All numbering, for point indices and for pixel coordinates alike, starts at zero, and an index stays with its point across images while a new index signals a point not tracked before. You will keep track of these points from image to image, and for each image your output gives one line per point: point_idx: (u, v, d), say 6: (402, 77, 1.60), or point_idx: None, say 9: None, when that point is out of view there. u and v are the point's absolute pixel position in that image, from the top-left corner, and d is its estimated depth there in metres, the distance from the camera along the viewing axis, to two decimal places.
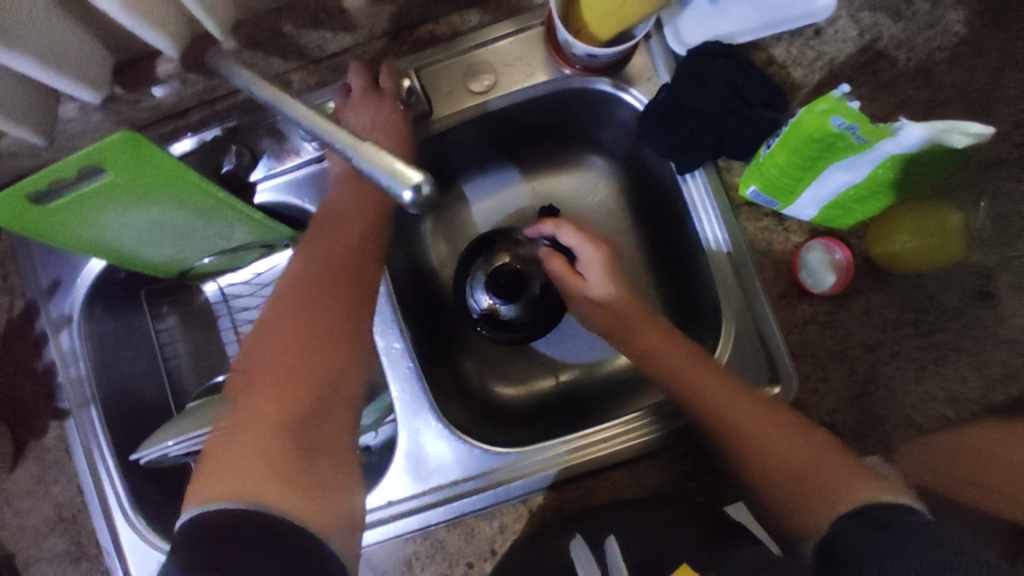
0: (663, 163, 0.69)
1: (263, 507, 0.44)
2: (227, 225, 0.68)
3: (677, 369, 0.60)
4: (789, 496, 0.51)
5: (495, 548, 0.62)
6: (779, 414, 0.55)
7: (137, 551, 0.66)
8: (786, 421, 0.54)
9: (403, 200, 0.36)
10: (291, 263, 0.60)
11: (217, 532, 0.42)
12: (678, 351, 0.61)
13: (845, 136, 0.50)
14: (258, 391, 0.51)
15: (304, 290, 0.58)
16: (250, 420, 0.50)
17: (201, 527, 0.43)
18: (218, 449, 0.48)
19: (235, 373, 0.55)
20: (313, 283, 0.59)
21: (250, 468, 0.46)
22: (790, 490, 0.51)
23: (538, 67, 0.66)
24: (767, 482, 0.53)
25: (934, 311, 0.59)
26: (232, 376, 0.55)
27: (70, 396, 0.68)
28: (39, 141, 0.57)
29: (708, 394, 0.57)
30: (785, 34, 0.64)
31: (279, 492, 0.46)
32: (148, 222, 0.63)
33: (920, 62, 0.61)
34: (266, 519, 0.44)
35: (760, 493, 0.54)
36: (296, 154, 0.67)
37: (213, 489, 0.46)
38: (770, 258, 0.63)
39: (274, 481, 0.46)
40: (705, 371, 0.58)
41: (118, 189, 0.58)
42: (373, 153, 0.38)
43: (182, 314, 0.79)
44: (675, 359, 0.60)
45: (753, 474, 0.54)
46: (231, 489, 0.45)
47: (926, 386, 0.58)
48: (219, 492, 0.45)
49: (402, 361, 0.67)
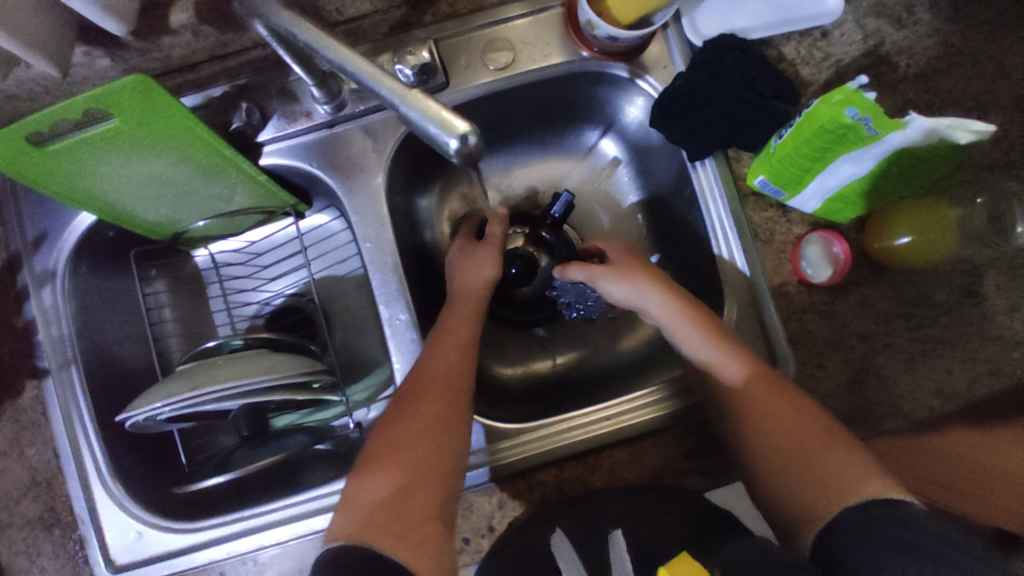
0: (675, 151, 0.70)
1: (380, 549, 0.50)
2: (229, 187, 0.66)
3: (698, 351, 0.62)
4: (799, 489, 0.54)
5: (493, 524, 0.62)
6: (794, 402, 0.58)
7: (114, 519, 0.64)
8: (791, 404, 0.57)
9: (451, 150, 0.37)
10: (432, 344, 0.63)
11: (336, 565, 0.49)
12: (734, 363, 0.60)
13: (856, 127, 0.52)
14: (394, 440, 0.58)
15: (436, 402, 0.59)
16: (385, 465, 0.56)
17: (325, 562, 0.49)
18: (358, 492, 0.55)
19: (383, 415, 0.61)
20: (438, 406, 0.59)
21: (376, 518, 0.53)
22: (806, 488, 0.54)
23: (556, 48, 0.67)
24: (776, 472, 0.56)
25: (922, 306, 0.63)
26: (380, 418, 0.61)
27: (50, 356, 0.65)
28: (53, 70, 0.54)
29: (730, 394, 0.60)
30: (795, 33, 0.66)
31: (394, 541, 0.51)
32: (148, 176, 0.61)
33: (920, 68, 0.65)
34: (380, 559, 0.49)
35: (767, 483, 0.57)
36: (308, 117, 0.66)
37: (348, 529, 0.52)
38: (771, 247, 0.65)
39: (391, 532, 0.52)
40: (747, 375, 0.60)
41: (122, 137, 0.55)
42: (421, 102, 0.38)
43: (171, 278, 0.77)
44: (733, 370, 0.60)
45: (760, 454, 0.57)
46: (359, 532, 0.52)
47: (915, 377, 0.62)
48: (350, 532, 0.52)
49: (406, 333, 0.66)
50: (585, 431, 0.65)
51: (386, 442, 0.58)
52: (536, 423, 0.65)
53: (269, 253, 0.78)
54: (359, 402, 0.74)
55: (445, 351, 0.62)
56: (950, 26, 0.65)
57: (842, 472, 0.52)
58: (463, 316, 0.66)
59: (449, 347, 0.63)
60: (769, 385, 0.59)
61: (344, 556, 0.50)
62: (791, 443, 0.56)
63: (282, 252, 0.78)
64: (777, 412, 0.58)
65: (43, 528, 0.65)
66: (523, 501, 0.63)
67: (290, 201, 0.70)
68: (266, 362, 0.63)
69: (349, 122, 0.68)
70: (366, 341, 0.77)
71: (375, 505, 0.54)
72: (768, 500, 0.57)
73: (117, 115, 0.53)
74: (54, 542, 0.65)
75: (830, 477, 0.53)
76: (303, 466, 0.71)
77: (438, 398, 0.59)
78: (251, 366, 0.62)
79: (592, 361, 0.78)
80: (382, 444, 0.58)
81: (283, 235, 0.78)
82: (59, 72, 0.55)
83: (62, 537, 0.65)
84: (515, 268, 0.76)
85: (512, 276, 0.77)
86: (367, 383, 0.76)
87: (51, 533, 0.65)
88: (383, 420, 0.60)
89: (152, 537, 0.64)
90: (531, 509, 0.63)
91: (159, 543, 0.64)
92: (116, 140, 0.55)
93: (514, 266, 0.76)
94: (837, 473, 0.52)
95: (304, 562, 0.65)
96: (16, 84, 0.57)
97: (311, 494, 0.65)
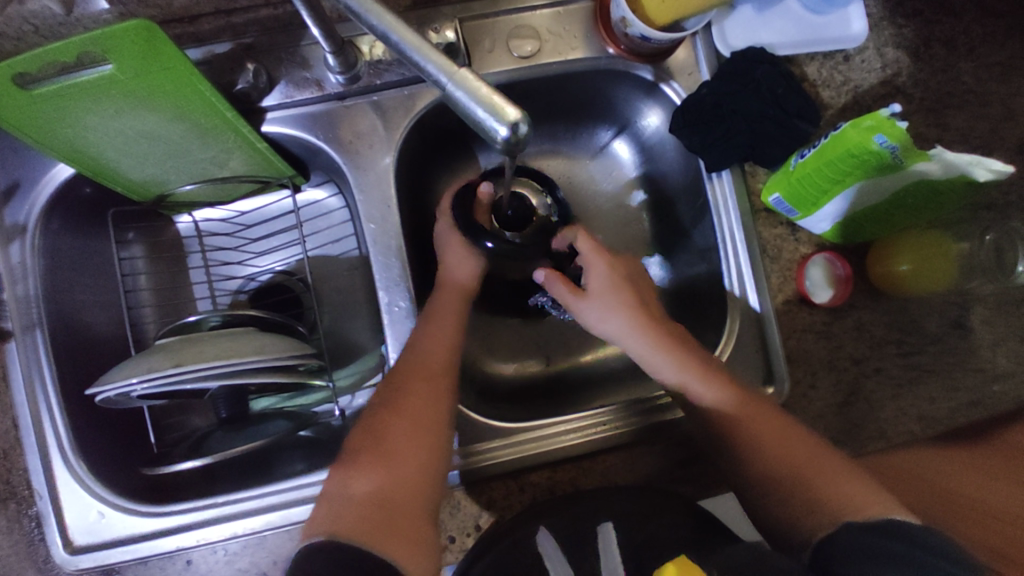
0: (691, 160, 0.70)
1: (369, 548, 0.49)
2: (225, 151, 0.62)
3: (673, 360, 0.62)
4: (782, 493, 0.55)
5: (480, 523, 0.61)
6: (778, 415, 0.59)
7: (73, 497, 0.60)
8: (771, 418, 0.59)
9: (498, 137, 0.34)
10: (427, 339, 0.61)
11: (325, 558, 0.47)
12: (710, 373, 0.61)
13: (882, 155, 0.53)
14: (390, 430, 0.56)
15: (427, 400, 0.58)
16: (376, 457, 0.55)
17: (313, 556, 0.47)
18: (344, 484, 0.53)
19: (371, 407, 0.59)
20: (428, 403, 0.58)
21: (363, 513, 0.51)
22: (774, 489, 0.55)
23: (582, 42, 0.65)
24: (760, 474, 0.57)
25: (914, 335, 0.65)
26: (366, 411, 0.59)
27: (14, 317, 0.60)
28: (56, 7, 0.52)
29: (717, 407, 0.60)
30: (818, 54, 0.66)
31: (388, 539, 0.50)
32: (138, 131, 0.56)
33: (933, 102, 0.66)
34: (371, 562, 0.48)
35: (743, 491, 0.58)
36: (318, 86, 0.63)
37: (334, 526, 0.51)
38: (779, 264, 0.66)
39: (382, 531, 0.50)
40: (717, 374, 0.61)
41: (118, 87, 0.51)
42: (470, 82, 0.35)
43: (149, 243, 0.72)
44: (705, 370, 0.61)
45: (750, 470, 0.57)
46: (346, 526, 0.50)
47: (901, 403, 0.64)
48: (337, 528, 0.50)
49: (404, 321, 0.64)
50: (578, 435, 0.64)
51: (377, 436, 0.56)
52: (532, 423, 0.64)
53: (258, 226, 0.74)
54: (344, 387, 0.72)
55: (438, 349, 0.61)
56: (963, 64, 0.66)
57: (829, 484, 0.53)
58: (454, 299, 0.66)
59: (438, 344, 0.61)
60: (759, 409, 0.59)
61: (331, 551, 0.48)
62: (785, 460, 0.56)
63: (272, 227, 0.74)
64: (772, 422, 0.58)
65: None
66: (515, 502, 0.62)
67: (288, 172, 0.66)
68: (255, 342, 0.59)
69: (360, 97, 0.65)
70: (356, 327, 0.74)
71: (361, 501, 0.52)
72: (760, 504, 0.56)
73: (115, 62, 0.49)
74: (8, 517, 0.61)
75: (811, 482, 0.54)
76: (280, 454, 0.68)
77: (427, 396, 0.58)
78: (237, 344, 0.58)
79: (586, 363, 0.77)
80: (373, 436, 0.56)
81: (275, 209, 0.74)
82: (62, 9, 0.53)
83: (18, 512, 0.61)
84: (512, 211, 0.65)
85: (504, 217, 0.66)
86: (353, 368, 0.73)
87: (5, 507, 0.61)
88: (370, 417, 0.58)
89: (114, 518, 0.60)
90: (520, 508, 0.62)
91: (121, 526, 0.60)
92: (110, 89, 0.51)
93: (511, 209, 0.65)
94: (813, 476, 0.54)
95: (279, 554, 0.61)
96: (2, 20, 0.52)
97: (289, 484, 0.61)
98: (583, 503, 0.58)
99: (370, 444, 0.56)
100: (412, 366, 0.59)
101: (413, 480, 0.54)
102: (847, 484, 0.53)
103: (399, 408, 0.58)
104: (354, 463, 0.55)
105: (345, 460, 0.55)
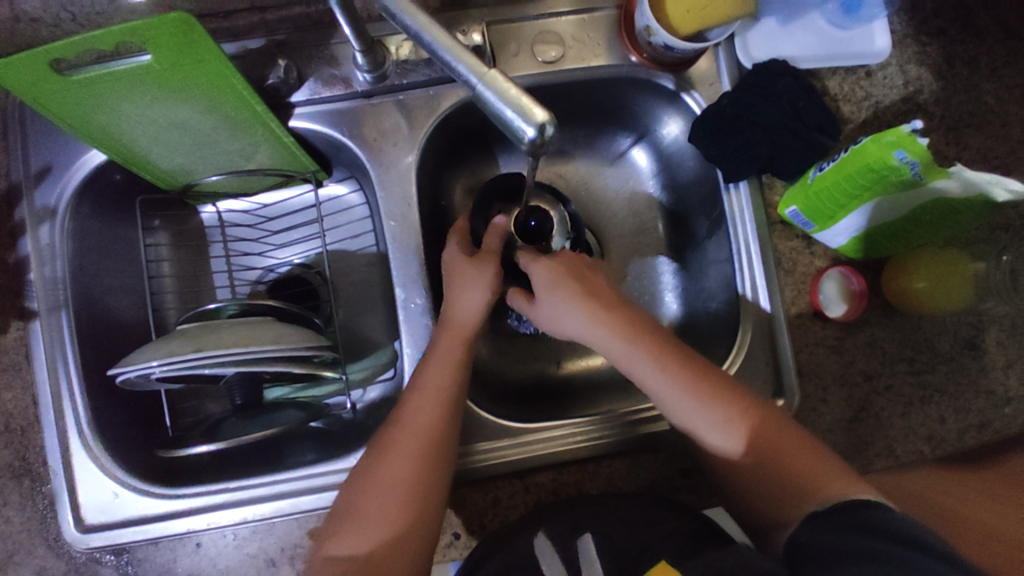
0: (710, 169, 0.70)
1: None
2: (252, 145, 0.63)
3: (673, 375, 0.60)
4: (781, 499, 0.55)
5: (484, 521, 0.63)
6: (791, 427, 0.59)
7: (88, 476, 0.62)
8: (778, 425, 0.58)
9: (525, 138, 0.35)
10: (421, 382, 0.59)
11: None
12: (716, 389, 0.59)
13: (901, 170, 0.53)
14: (377, 474, 0.57)
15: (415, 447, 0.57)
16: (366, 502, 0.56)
17: None
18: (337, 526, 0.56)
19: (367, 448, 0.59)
20: (414, 449, 0.57)
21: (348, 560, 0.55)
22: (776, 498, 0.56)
23: (606, 49, 0.66)
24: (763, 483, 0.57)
25: (927, 353, 0.64)
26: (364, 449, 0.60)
27: (40, 297, 0.62)
28: None
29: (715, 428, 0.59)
30: (840, 69, 0.67)
31: None
32: (170, 121, 0.58)
33: (954, 121, 0.66)
34: None
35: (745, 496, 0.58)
36: (346, 83, 0.64)
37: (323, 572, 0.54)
38: (793, 276, 0.66)
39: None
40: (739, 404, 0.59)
41: (154, 77, 0.52)
42: (499, 84, 0.36)
43: (173, 231, 0.74)
44: (705, 390, 0.59)
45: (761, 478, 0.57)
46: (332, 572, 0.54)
47: (912, 420, 0.64)
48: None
49: (420, 318, 0.64)
50: (584, 438, 0.64)
51: (368, 475, 0.57)
52: (540, 424, 0.64)
53: (278, 219, 0.75)
54: (356, 380, 0.73)
55: (431, 393, 0.59)
56: (985, 85, 0.66)
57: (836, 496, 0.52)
58: (455, 344, 0.61)
59: (434, 382, 0.59)
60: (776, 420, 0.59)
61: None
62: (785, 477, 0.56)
63: (293, 220, 0.76)
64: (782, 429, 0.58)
65: (12, 477, 0.63)
66: (522, 503, 0.64)
67: (312, 167, 0.68)
68: (273, 331, 0.60)
69: (387, 95, 0.66)
70: (369, 322, 0.75)
71: (351, 546, 0.55)
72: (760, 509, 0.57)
73: (153, 52, 0.50)
74: (23, 493, 0.63)
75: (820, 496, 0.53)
76: (291, 444, 0.69)
77: (412, 443, 0.57)
78: (256, 333, 0.59)
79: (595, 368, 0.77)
80: (366, 479, 0.57)
81: (296, 203, 0.76)
82: None
83: (32, 489, 0.63)
84: (535, 223, 0.66)
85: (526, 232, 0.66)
86: (365, 363, 0.74)
87: (20, 483, 0.63)
88: (366, 454, 0.59)
89: (127, 499, 0.62)
90: (523, 509, 0.64)
91: (133, 507, 0.61)
92: (145, 79, 0.52)
93: (534, 220, 0.66)
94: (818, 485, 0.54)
95: (288, 541, 0.63)
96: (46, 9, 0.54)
97: (299, 473, 0.63)
98: (578, 507, 0.60)
99: (362, 481, 0.57)
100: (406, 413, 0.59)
101: (398, 525, 0.56)
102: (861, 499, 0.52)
103: (391, 454, 0.58)
104: (351, 513, 0.56)
105: (342, 501, 0.57)
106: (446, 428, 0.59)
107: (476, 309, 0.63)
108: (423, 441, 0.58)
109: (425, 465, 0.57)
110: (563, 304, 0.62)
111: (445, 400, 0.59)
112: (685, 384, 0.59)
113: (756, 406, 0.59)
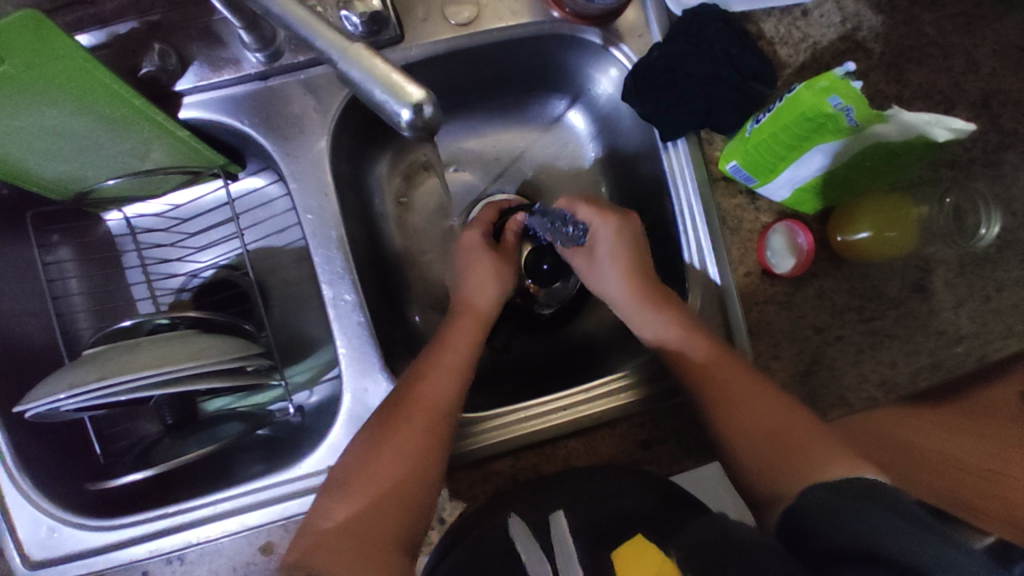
0: (647, 129, 0.66)
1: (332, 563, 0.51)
2: (142, 143, 0.57)
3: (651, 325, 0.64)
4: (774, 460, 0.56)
5: (444, 515, 0.61)
6: (749, 390, 0.58)
7: (22, 513, 0.58)
8: (744, 393, 0.58)
9: (401, 120, 0.32)
10: (428, 366, 0.61)
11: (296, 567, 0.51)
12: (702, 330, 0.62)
13: (838, 117, 0.50)
14: (375, 449, 0.56)
15: (417, 421, 0.57)
16: (362, 474, 0.55)
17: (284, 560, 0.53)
18: (327, 498, 0.55)
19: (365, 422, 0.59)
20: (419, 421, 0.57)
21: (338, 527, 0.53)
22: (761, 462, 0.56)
23: (525, 5, 0.61)
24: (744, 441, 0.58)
25: (876, 300, 0.63)
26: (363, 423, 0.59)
27: None
28: None
29: (731, 395, 0.58)
30: (774, 11, 0.63)
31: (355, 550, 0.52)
32: (40, 127, 0.51)
33: (894, 57, 0.63)
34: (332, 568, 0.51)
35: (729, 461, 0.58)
36: (236, 65, 0.58)
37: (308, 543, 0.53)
38: (739, 235, 0.63)
39: (350, 541, 0.53)
40: (728, 370, 0.59)
41: (9, 82, 0.46)
42: (365, 59, 0.33)
43: (77, 245, 0.68)
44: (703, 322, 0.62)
45: (745, 440, 0.58)
46: (319, 542, 0.53)
47: (862, 369, 0.63)
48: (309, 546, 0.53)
49: (351, 315, 0.60)
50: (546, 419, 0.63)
51: (363, 455, 0.56)
52: (522, 404, 0.63)
53: (193, 220, 0.71)
54: (299, 383, 0.70)
55: (431, 375, 0.60)
56: (924, 15, 0.63)
57: (818, 471, 0.53)
58: (469, 327, 0.65)
59: (438, 373, 0.60)
60: (731, 370, 0.59)
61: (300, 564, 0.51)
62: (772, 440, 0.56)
63: (209, 219, 0.71)
64: (751, 396, 0.58)
65: None
66: (476, 495, 0.61)
67: (219, 160, 0.62)
68: (191, 346, 0.56)
69: (287, 75, 0.60)
70: (306, 320, 0.72)
71: (341, 515, 0.54)
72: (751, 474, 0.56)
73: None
74: None
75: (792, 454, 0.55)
76: (238, 456, 0.66)
77: (415, 419, 0.57)
78: (171, 351, 0.54)
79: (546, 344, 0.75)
80: (362, 453, 0.56)
81: (210, 200, 0.71)
82: None
83: None
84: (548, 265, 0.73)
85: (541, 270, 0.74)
86: (308, 363, 0.71)
87: None
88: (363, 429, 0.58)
89: (67, 534, 0.58)
90: (484, 500, 0.61)
91: (76, 540, 0.58)
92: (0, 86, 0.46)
93: (547, 264, 0.73)
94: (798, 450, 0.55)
95: (238, 560, 0.60)
96: None
97: (244, 489, 0.59)
98: (541, 489, 0.58)
99: (356, 458, 0.56)
100: (407, 390, 0.58)
101: (391, 494, 0.55)
102: (839, 463, 0.53)
103: (393, 429, 0.57)
104: (339, 491, 0.55)
105: (333, 478, 0.56)
106: (449, 407, 0.59)
107: (497, 303, 0.68)
108: (425, 420, 0.57)
109: (428, 450, 0.56)
110: (603, 264, 0.68)
111: (454, 383, 0.60)
112: (650, 319, 0.64)
113: (719, 357, 0.60)
